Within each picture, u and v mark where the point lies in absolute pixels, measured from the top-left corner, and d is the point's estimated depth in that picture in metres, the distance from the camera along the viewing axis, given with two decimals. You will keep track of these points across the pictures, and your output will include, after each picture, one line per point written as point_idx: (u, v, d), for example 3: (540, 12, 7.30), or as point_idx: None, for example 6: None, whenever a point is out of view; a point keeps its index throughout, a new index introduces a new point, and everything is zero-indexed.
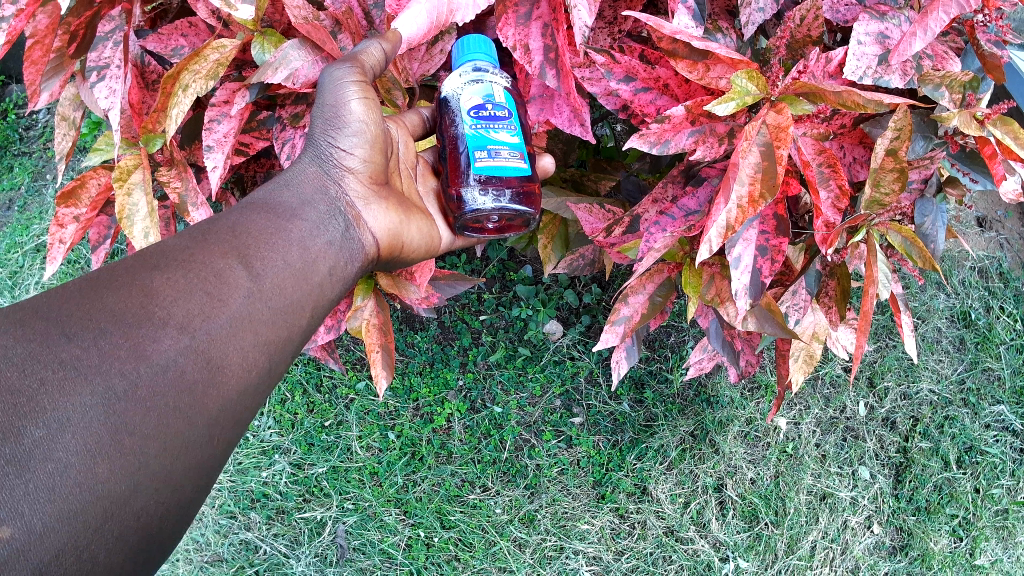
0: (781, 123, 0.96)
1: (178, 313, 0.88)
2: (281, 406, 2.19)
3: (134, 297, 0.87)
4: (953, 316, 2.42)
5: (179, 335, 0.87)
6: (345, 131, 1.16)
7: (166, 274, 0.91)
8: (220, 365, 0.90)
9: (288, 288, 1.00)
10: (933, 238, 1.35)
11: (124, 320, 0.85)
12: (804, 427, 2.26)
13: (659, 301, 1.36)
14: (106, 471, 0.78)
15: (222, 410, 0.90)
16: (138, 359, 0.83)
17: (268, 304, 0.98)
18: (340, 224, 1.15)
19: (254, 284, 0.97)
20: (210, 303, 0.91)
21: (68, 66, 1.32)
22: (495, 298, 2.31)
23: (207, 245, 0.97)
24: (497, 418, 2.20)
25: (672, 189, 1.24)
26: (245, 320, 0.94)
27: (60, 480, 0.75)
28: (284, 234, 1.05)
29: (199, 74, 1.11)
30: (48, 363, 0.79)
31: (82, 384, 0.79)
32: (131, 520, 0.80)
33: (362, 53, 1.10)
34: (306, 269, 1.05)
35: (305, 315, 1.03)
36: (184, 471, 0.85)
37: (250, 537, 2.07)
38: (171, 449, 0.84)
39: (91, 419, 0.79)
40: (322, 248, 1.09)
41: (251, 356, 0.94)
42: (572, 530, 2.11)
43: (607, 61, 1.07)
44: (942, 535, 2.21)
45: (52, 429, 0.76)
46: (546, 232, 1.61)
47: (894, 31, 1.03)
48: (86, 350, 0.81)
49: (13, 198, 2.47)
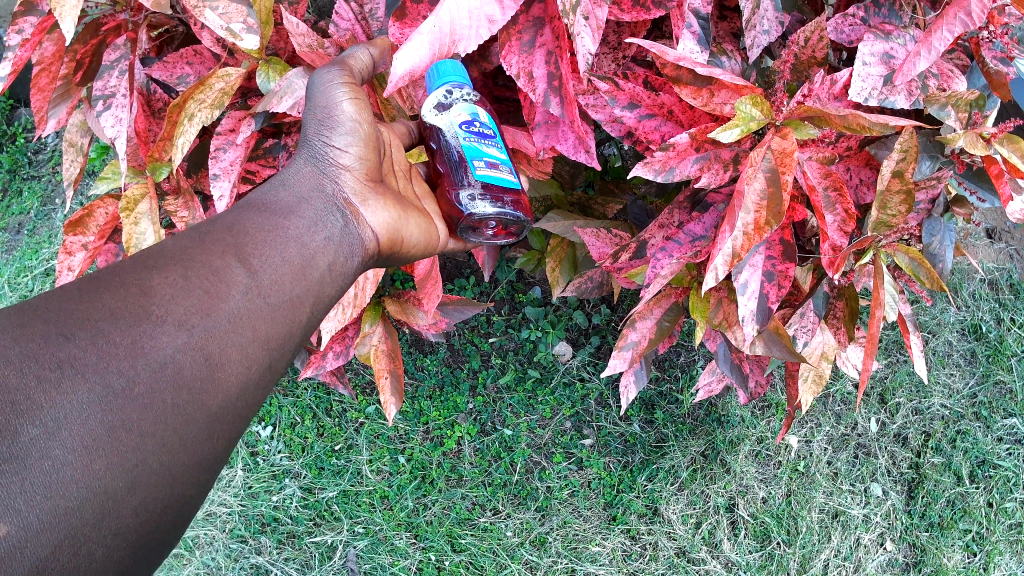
0: (785, 148, 0.95)
1: (177, 310, 0.85)
2: (291, 430, 2.20)
3: (132, 295, 0.83)
4: (964, 329, 2.40)
5: (177, 331, 0.84)
6: (339, 130, 1.09)
7: (164, 272, 0.87)
8: (220, 361, 0.87)
9: (287, 283, 0.96)
10: (940, 258, 1.32)
11: (124, 318, 0.81)
12: (815, 445, 2.25)
13: (667, 326, 1.35)
14: (104, 468, 0.75)
15: (222, 406, 0.86)
16: (136, 356, 0.80)
17: (268, 301, 0.94)
18: (339, 222, 1.09)
19: (252, 281, 0.93)
20: (210, 300, 0.88)
21: (76, 92, 1.33)
22: (504, 321, 2.29)
23: (204, 243, 0.93)
24: (507, 440, 2.20)
25: (679, 215, 1.21)
26: (243, 316, 0.90)
27: (57, 476, 0.72)
28: (281, 231, 1.00)
29: (205, 103, 1.11)
30: (46, 362, 0.75)
31: (80, 381, 0.75)
32: (130, 515, 0.77)
33: (350, 57, 1.08)
34: (306, 266, 1.00)
35: (305, 310, 0.99)
36: (182, 466, 0.82)
37: (261, 561, 2.08)
38: (170, 444, 0.80)
39: (88, 416, 0.75)
40: (321, 244, 1.04)
41: (251, 351, 0.91)
42: (584, 552, 2.11)
43: (611, 88, 1.06)
44: (955, 551, 2.20)
45: (49, 427, 0.73)
46: (554, 255, 1.62)
47: (899, 51, 1.03)
48: (84, 348, 0.77)
49: (23, 222, 2.49)
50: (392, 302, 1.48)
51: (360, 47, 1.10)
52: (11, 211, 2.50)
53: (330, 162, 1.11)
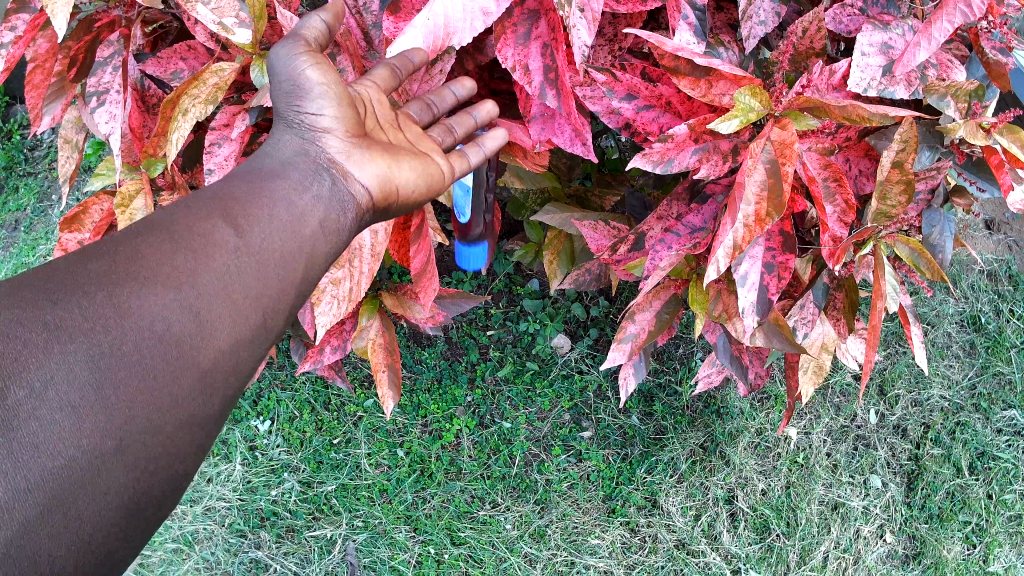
0: (785, 140, 0.95)
1: (163, 272, 0.81)
2: (290, 424, 2.21)
3: (118, 262, 0.81)
4: (964, 320, 2.41)
5: (164, 291, 0.80)
6: (308, 97, 1.00)
7: (149, 239, 0.84)
8: (209, 321, 0.82)
9: (278, 241, 0.90)
10: (941, 249, 1.32)
11: (109, 280, 0.79)
12: (814, 437, 2.25)
13: (666, 318, 1.35)
14: (91, 427, 0.73)
15: (215, 363, 0.82)
16: (122, 317, 0.77)
17: (261, 259, 0.88)
18: (326, 183, 0.98)
19: (241, 241, 0.87)
20: (194, 262, 0.83)
21: (70, 89, 1.33)
22: (502, 313, 2.30)
23: (190, 208, 0.89)
24: (506, 433, 2.20)
25: (677, 206, 1.21)
26: (231, 276, 0.85)
27: (45, 436, 0.71)
28: (270, 191, 0.93)
29: (199, 98, 1.11)
30: (34, 325, 0.74)
31: (66, 342, 0.74)
32: (122, 473, 0.75)
33: (303, 28, 1.00)
34: (301, 223, 0.93)
35: (301, 267, 0.92)
36: (176, 423, 0.79)
37: (260, 556, 2.07)
38: (162, 403, 0.78)
39: (76, 375, 0.74)
40: (309, 202, 0.95)
41: (242, 310, 0.85)
42: (583, 544, 2.10)
43: (608, 80, 1.06)
44: (955, 542, 2.19)
45: (36, 388, 0.72)
46: (552, 248, 1.62)
47: (898, 41, 1.02)
48: (70, 312, 0.76)
49: (19, 219, 2.48)
50: (387, 295, 1.49)
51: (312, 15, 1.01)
52: (7, 207, 2.50)
53: (308, 127, 1.01)
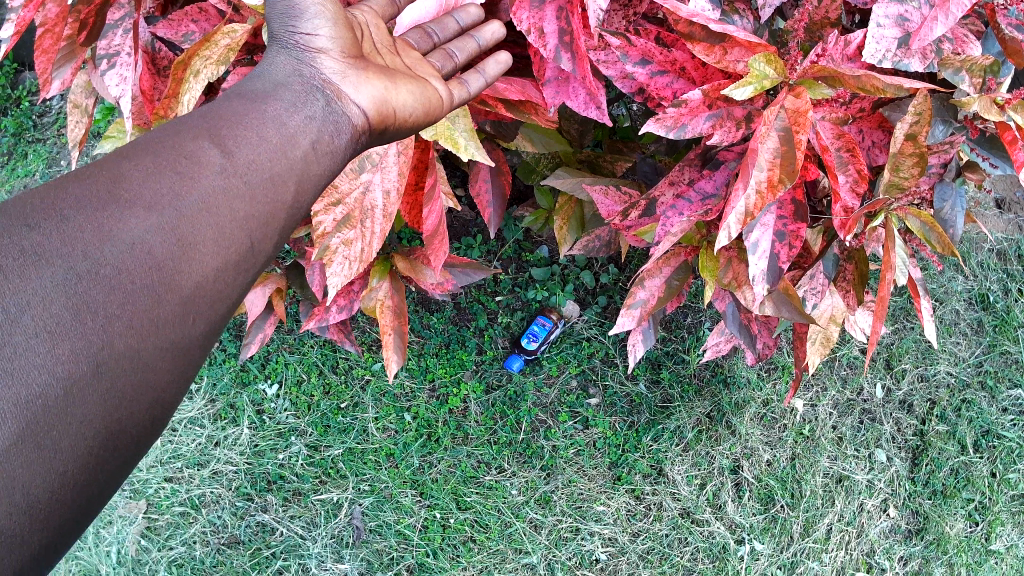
0: (799, 108, 0.94)
1: (146, 193, 0.77)
2: (297, 388, 2.20)
3: (99, 183, 0.77)
4: (972, 298, 2.40)
5: (146, 213, 0.76)
6: (305, 16, 1.00)
7: (134, 159, 0.80)
8: (192, 244, 0.78)
9: (268, 161, 0.85)
10: (952, 224, 1.30)
11: (88, 203, 0.74)
12: (820, 409, 2.25)
13: (675, 285, 1.35)
14: (67, 352, 0.68)
15: (198, 288, 0.78)
16: (102, 238, 0.73)
17: (249, 181, 0.83)
18: (320, 102, 0.95)
19: (228, 161, 0.83)
20: (180, 182, 0.79)
21: (80, 54, 1.33)
22: (511, 279, 2.29)
23: (177, 130, 0.85)
24: (512, 398, 2.20)
25: (689, 172, 1.19)
26: (218, 197, 0.81)
27: (20, 362, 0.66)
28: (259, 112, 0.89)
29: (210, 59, 1.10)
30: (9, 251, 0.69)
31: (42, 266, 0.70)
32: (98, 404, 0.70)
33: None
34: (291, 145, 0.88)
35: (292, 190, 0.87)
36: (156, 350, 0.74)
37: (267, 519, 2.10)
38: (141, 328, 0.73)
39: (52, 300, 0.69)
40: (302, 121, 0.91)
41: (229, 233, 0.81)
42: (588, 511, 2.13)
43: (623, 44, 1.05)
44: (957, 519, 2.22)
45: (11, 313, 0.67)
46: (562, 214, 1.62)
47: (915, 13, 0.99)
48: (47, 236, 0.71)
49: (29, 184, 2.48)
50: (398, 259, 1.50)
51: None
52: (16, 173, 2.50)
53: (302, 47, 0.99)
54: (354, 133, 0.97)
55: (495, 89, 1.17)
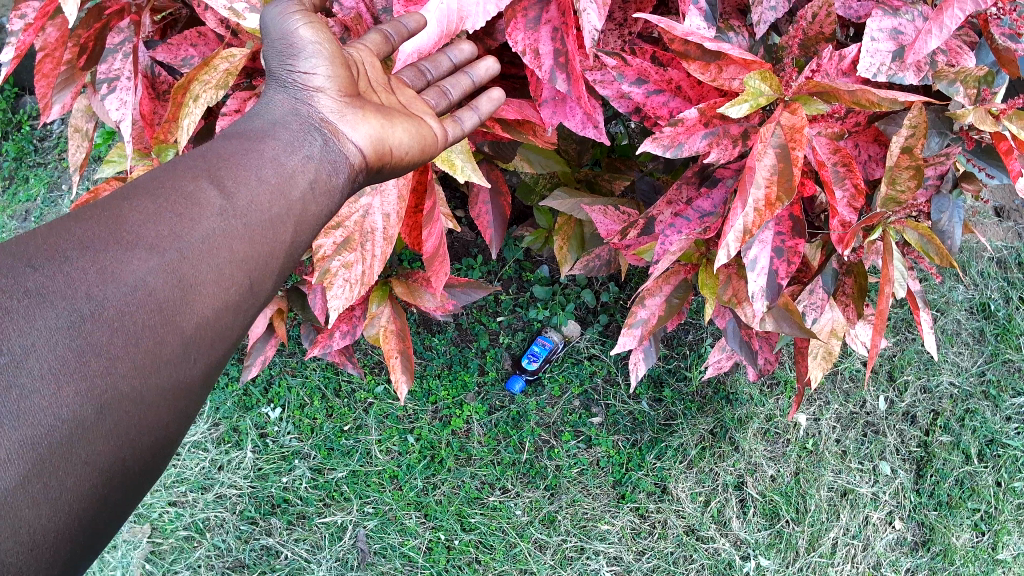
0: (796, 125, 0.93)
1: (148, 235, 0.78)
2: (300, 411, 2.21)
3: (101, 224, 0.78)
4: (973, 307, 2.40)
5: (149, 255, 0.77)
6: (301, 52, 1.00)
7: (134, 200, 0.81)
8: (193, 284, 0.79)
9: (266, 202, 0.87)
10: (950, 235, 1.30)
11: (91, 244, 0.76)
12: (824, 423, 2.25)
13: (676, 303, 1.35)
14: (73, 393, 0.69)
15: (198, 328, 0.79)
16: (105, 280, 0.74)
17: (247, 222, 0.85)
18: (318, 141, 0.97)
19: (227, 202, 0.85)
20: (180, 224, 0.81)
21: (80, 78, 1.32)
22: (512, 300, 2.30)
23: (175, 171, 0.86)
24: (515, 418, 2.20)
25: (687, 190, 1.21)
26: (218, 238, 0.82)
27: (27, 404, 0.66)
28: (257, 152, 0.91)
29: (210, 84, 1.09)
30: (13, 293, 0.70)
31: (47, 307, 0.70)
32: (102, 446, 0.71)
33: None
34: (288, 185, 0.91)
35: (289, 231, 0.90)
36: (156, 393, 0.75)
37: (271, 543, 2.09)
38: (143, 369, 0.74)
39: (58, 341, 0.70)
40: (300, 162, 0.93)
41: (228, 273, 0.83)
42: (593, 530, 2.12)
43: (619, 63, 1.05)
44: (963, 530, 2.21)
45: (16, 354, 0.68)
46: (562, 234, 1.63)
47: (908, 27, 1.01)
48: (51, 277, 0.72)
49: (30, 208, 2.48)
50: (398, 283, 1.50)
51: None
52: (18, 198, 2.50)
53: (300, 86, 1.00)
54: (351, 172, 0.99)
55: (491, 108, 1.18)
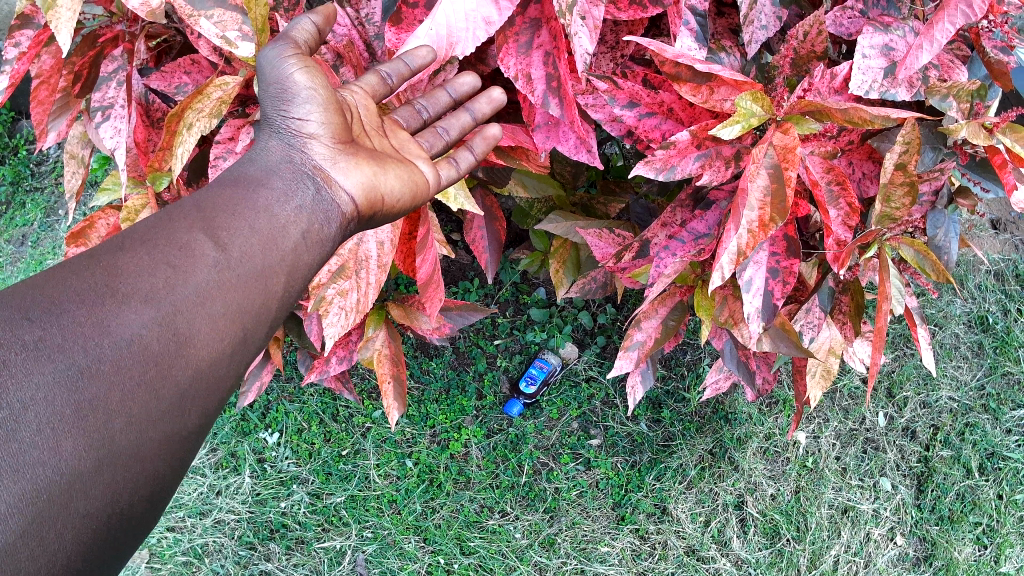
0: (788, 144, 0.94)
1: (142, 287, 0.81)
2: (298, 436, 2.20)
3: (96, 275, 0.81)
4: (971, 321, 2.39)
5: (143, 308, 0.80)
6: (296, 100, 0.99)
7: (130, 251, 0.84)
8: (187, 337, 0.82)
9: (259, 253, 0.90)
10: (946, 250, 1.30)
11: (88, 297, 0.78)
12: (823, 441, 2.24)
13: (672, 325, 1.35)
14: (70, 449, 0.72)
15: (192, 381, 0.82)
16: (101, 334, 0.77)
17: (240, 273, 0.88)
18: (310, 191, 0.98)
19: (220, 254, 0.88)
20: (174, 276, 0.83)
21: (76, 104, 1.33)
22: (509, 322, 2.29)
23: (171, 220, 0.89)
24: (514, 441, 2.20)
25: (681, 213, 1.20)
26: (211, 290, 0.85)
27: (27, 458, 0.70)
28: (250, 202, 0.93)
29: (202, 112, 1.08)
30: (11, 346, 0.73)
31: (45, 361, 0.74)
32: (100, 497, 0.74)
33: (293, 30, 0.98)
34: (280, 235, 0.93)
35: (282, 281, 0.92)
36: (153, 444, 0.79)
37: (270, 568, 2.08)
38: (140, 421, 0.78)
39: (57, 395, 0.73)
40: (292, 212, 0.95)
41: (222, 324, 0.85)
42: (593, 552, 2.11)
43: (610, 87, 1.05)
44: (965, 544, 2.20)
45: (16, 408, 0.71)
46: (557, 257, 1.63)
47: (899, 43, 1.01)
48: (47, 330, 0.75)
49: (27, 233, 2.49)
50: (394, 307, 1.49)
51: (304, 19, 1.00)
52: (14, 224, 2.50)
53: (293, 132, 1.01)
54: (342, 220, 1.00)
55: None
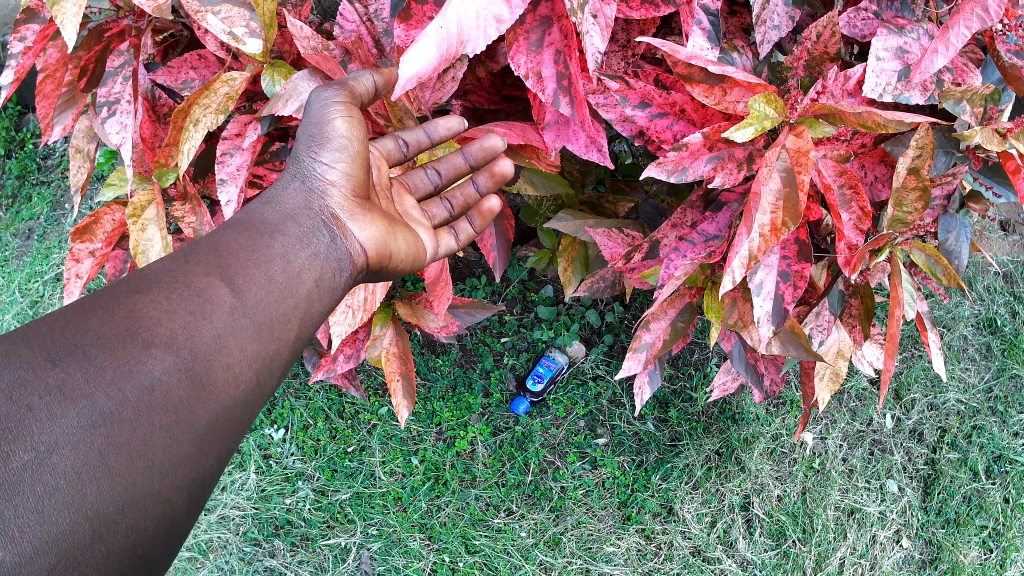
0: (802, 147, 0.93)
1: (162, 332, 0.87)
2: (303, 433, 2.20)
3: (120, 319, 0.87)
4: (980, 322, 2.37)
5: (164, 352, 0.86)
6: (328, 147, 1.08)
7: (151, 294, 0.90)
8: (206, 381, 0.89)
9: (273, 301, 0.97)
10: (957, 255, 1.27)
11: (112, 342, 0.84)
12: (831, 442, 2.23)
13: (681, 327, 1.34)
14: (93, 492, 0.78)
15: (211, 424, 0.89)
16: (122, 378, 0.82)
17: (254, 320, 0.95)
18: (325, 239, 1.08)
19: (238, 301, 0.94)
20: (193, 321, 0.90)
21: (81, 100, 1.34)
22: (517, 320, 2.28)
23: (188, 266, 0.95)
24: (520, 439, 2.19)
25: (691, 214, 1.19)
26: (229, 336, 0.92)
27: (50, 500, 0.75)
28: (267, 250, 1.01)
29: (210, 108, 1.08)
30: (35, 390, 0.79)
31: (69, 403, 0.79)
32: (121, 538, 0.79)
33: (352, 81, 1.05)
34: (292, 284, 1.01)
35: (293, 327, 1.00)
36: (174, 487, 0.84)
37: (274, 564, 2.09)
38: (161, 465, 0.83)
39: (79, 439, 0.78)
40: (306, 260, 1.04)
41: (237, 369, 0.92)
42: (599, 551, 2.12)
43: (621, 87, 1.04)
44: (971, 547, 2.20)
45: (40, 452, 0.76)
46: (566, 255, 1.62)
47: (914, 45, 1.01)
48: (71, 373, 0.81)
49: (33, 227, 2.50)
50: (401, 305, 1.47)
51: (365, 75, 1.07)
52: (21, 217, 2.51)
53: (318, 177, 1.10)
54: (352, 267, 1.11)
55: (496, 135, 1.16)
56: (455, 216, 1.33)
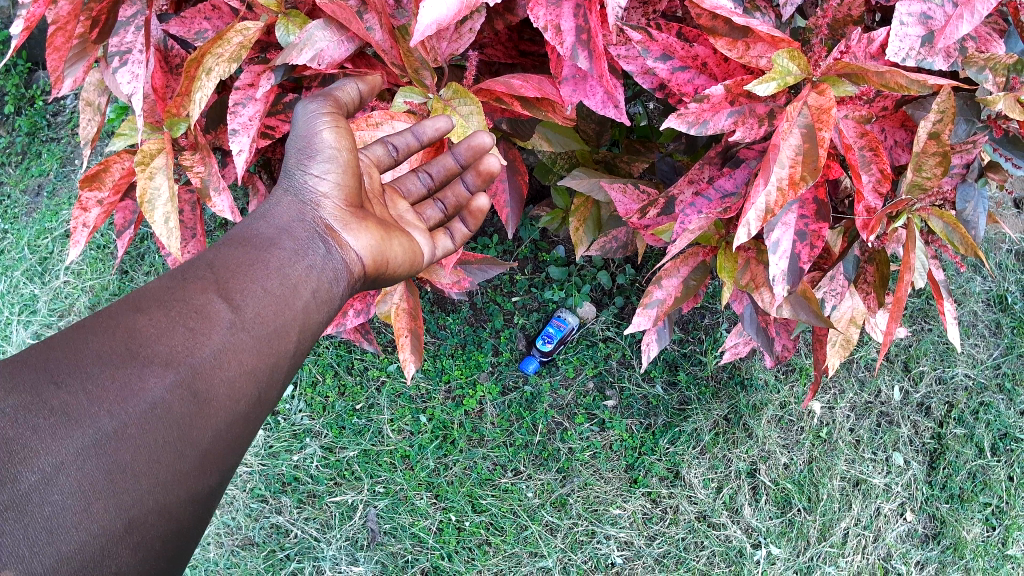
0: (823, 105, 0.91)
1: (163, 349, 0.89)
2: (312, 389, 2.20)
3: (118, 338, 0.88)
4: (990, 299, 2.36)
5: (164, 370, 0.88)
6: (317, 158, 1.14)
7: (150, 313, 0.92)
8: (208, 398, 0.91)
9: (271, 316, 1.00)
10: (974, 225, 1.23)
11: (109, 360, 0.86)
12: (838, 412, 2.23)
13: (693, 285, 1.34)
14: (101, 511, 0.80)
15: (212, 440, 0.91)
16: (125, 398, 0.84)
17: (251, 333, 0.97)
18: (321, 250, 1.12)
19: (234, 316, 0.97)
20: (193, 338, 0.92)
21: (92, 52, 1.27)
22: (528, 279, 2.27)
23: (186, 283, 0.97)
24: (529, 400, 2.20)
25: (709, 170, 1.19)
26: (227, 351, 0.94)
27: (59, 522, 0.77)
28: (262, 265, 1.04)
29: (222, 57, 1.07)
30: (39, 410, 0.80)
31: (74, 426, 0.81)
32: (130, 554, 0.82)
33: (336, 90, 1.12)
34: (288, 298, 1.03)
35: (293, 339, 1.03)
36: (178, 502, 0.86)
37: (281, 521, 2.11)
38: (164, 481, 0.85)
39: (84, 459, 0.80)
40: (303, 273, 1.07)
41: (238, 384, 0.94)
42: (605, 514, 2.14)
43: (643, 38, 1.01)
44: (974, 523, 2.21)
45: (46, 472, 0.78)
46: (579, 214, 1.62)
47: (938, 12, 0.93)
48: (74, 394, 0.82)
49: (42, 183, 2.49)
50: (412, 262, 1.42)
51: (349, 83, 1.13)
52: (30, 173, 2.50)
53: (310, 191, 1.16)
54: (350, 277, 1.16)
55: (510, 85, 1.12)
56: (449, 217, 1.39)
